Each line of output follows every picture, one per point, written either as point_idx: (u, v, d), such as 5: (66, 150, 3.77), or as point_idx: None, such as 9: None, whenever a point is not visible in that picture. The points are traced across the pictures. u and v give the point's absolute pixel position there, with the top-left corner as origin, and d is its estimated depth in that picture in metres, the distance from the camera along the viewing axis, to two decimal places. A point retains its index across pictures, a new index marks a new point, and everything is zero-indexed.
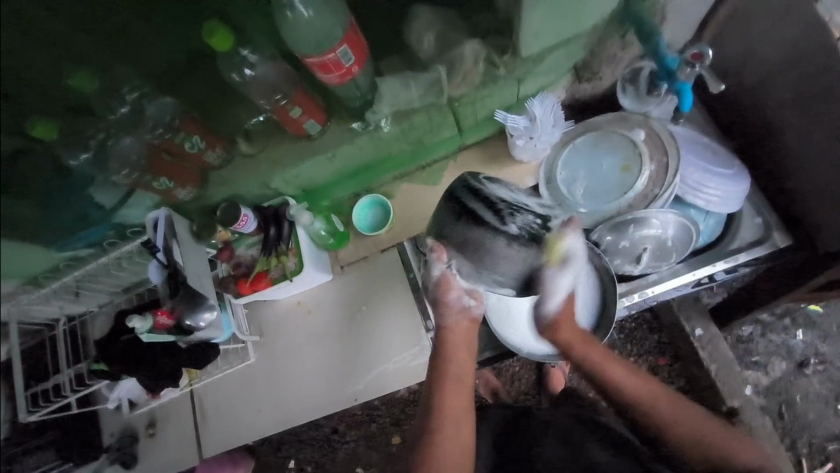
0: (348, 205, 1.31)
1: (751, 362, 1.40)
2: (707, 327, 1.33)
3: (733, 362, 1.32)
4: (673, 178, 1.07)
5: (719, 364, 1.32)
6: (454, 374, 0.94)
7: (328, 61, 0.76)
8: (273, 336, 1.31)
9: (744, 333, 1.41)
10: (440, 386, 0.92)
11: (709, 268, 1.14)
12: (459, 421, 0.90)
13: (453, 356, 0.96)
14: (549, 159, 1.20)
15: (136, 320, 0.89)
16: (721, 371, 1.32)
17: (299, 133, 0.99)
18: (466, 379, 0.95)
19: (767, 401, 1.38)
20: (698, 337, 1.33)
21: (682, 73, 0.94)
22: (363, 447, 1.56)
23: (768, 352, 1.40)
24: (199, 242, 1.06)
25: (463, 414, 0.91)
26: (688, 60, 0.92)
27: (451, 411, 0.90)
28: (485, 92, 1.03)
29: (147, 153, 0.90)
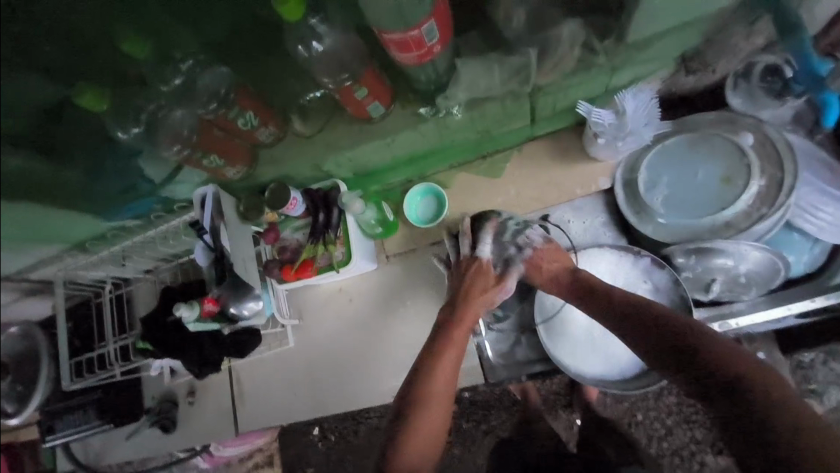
0: (399, 192, 1.22)
1: (807, 390, 1.17)
2: (771, 352, 1.13)
3: (793, 390, 1.13)
4: (787, 198, 0.92)
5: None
6: (449, 358, 0.92)
7: (411, 38, 0.64)
8: (312, 319, 1.27)
9: (805, 358, 1.18)
10: (424, 396, 0.88)
11: (806, 303, 0.98)
12: (439, 399, 0.88)
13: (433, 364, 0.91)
14: (629, 160, 1.07)
15: (183, 309, 0.86)
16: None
17: (360, 116, 0.89)
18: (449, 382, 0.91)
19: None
20: (759, 361, 1.12)
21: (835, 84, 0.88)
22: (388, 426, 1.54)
23: (830, 382, 1.17)
24: (244, 223, 1.02)
25: (445, 392, 0.90)
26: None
27: (433, 389, 0.88)
28: (574, 81, 0.89)
29: (199, 128, 0.83)
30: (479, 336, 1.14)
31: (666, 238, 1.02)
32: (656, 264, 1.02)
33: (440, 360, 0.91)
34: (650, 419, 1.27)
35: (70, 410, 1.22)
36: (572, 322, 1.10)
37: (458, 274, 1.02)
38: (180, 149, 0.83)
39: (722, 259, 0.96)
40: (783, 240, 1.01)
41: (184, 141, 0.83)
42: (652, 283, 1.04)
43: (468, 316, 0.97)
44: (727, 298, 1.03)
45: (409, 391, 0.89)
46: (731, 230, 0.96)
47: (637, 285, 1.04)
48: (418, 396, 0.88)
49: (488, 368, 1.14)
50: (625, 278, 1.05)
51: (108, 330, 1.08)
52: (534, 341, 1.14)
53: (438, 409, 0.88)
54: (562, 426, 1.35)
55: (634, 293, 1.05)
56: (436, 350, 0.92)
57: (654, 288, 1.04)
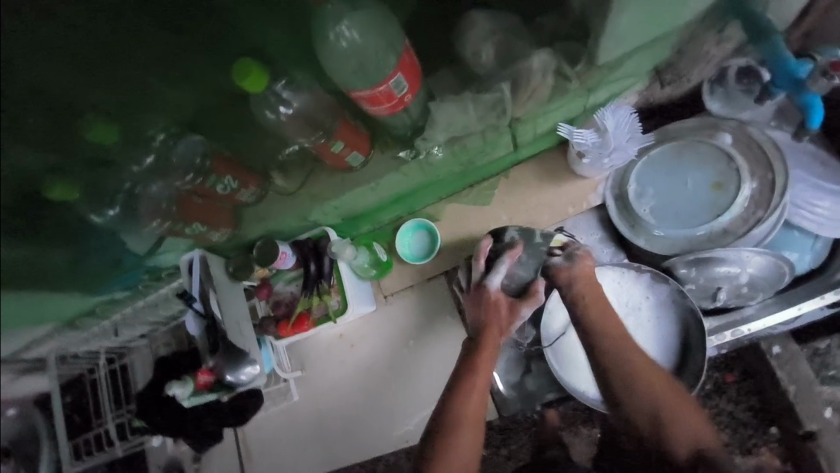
0: (389, 229, 1.18)
1: (828, 377, 1.08)
2: (786, 343, 1.06)
3: (814, 381, 1.04)
4: (782, 198, 0.91)
5: (800, 385, 1.03)
6: (482, 382, 0.90)
7: (380, 93, 0.65)
8: (317, 368, 1.22)
9: (821, 344, 1.08)
10: (459, 430, 0.85)
11: (816, 300, 0.96)
12: (473, 425, 0.86)
13: (470, 397, 0.88)
14: (617, 174, 1.04)
15: (176, 386, 0.84)
16: (802, 394, 1.03)
17: (340, 166, 0.89)
18: (481, 416, 0.88)
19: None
20: (775, 355, 1.05)
21: (815, 84, 0.82)
22: None
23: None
24: (235, 283, 0.99)
25: (477, 419, 0.87)
26: (827, 69, 0.80)
27: (466, 419, 0.86)
28: (551, 107, 0.89)
29: (176, 199, 0.81)
30: (488, 368, 1.11)
31: (666, 250, 1.00)
32: (658, 277, 0.99)
33: (464, 384, 0.89)
34: None
35: None
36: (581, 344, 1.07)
37: (480, 306, 0.97)
38: (162, 222, 0.81)
39: (724, 267, 0.94)
40: (784, 239, 0.99)
41: (165, 213, 0.81)
42: (657, 296, 1.02)
43: (495, 344, 0.93)
44: (735, 305, 0.99)
45: (441, 416, 0.87)
46: (730, 236, 0.95)
47: (643, 300, 1.02)
48: (450, 427, 0.85)
49: (501, 403, 1.10)
50: (629, 294, 1.03)
51: (107, 406, 1.04)
52: (544, 368, 1.11)
53: (474, 434, 0.86)
54: (583, 442, 1.17)
55: (640, 307, 1.03)
56: (464, 378, 0.90)
57: (658, 301, 1.02)
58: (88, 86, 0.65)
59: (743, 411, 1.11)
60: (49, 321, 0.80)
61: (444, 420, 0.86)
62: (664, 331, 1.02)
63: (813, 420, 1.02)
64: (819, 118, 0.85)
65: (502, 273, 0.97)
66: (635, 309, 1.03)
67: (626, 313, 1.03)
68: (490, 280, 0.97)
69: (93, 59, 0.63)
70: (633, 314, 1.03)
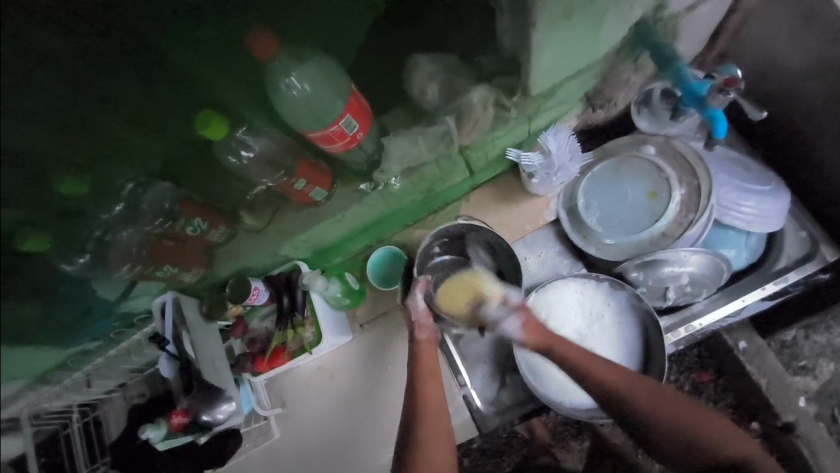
0: (361, 260, 1.23)
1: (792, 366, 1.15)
2: (751, 337, 1.15)
3: (784, 373, 1.13)
4: (709, 200, 1.01)
5: (770, 378, 1.12)
6: (429, 382, 0.94)
7: (332, 133, 0.74)
8: (298, 404, 1.21)
9: (787, 336, 1.20)
10: (421, 448, 0.87)
11: (759, 291, 1.06)
12: (438, 439, 0.88)
13: (423, 417, 0.90)
14: (567, 190, 1.13)
15: (149, 430, 0.85)
16: (773, 386, 1.12)
17: (306, 202, 0.95)
18: (444, 430, 0.90)
19: (818, 407, 1.18)
20: (742, 351, 1.14)
21: (714, 100, 0.88)
22: None
23: (818, 355, 1.19)
24: (209, 323, 1.01)
25: (435, 413, 0.91)
26: (722, 86, 0.86)
27: (429, 438, 0.88)
28: (496, 135, 0.98)
29: (148, 244, 0.87)
30: (465, 386, 1.13)
31: (616, 257, 1.08)
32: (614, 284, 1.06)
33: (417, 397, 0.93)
34: None
35: None
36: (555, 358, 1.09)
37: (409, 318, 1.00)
38: (132, 267, 0.86)
39: (668, 267, 1.02)
40: (719, 237, 1.08)
41: (134, 259, 0.85)
42: (617, 302, 1.08)
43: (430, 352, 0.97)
44: (685, 302, 1.06)
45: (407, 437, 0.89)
46: (669, 238, 1.04)
47: (606, 307, 1.08)
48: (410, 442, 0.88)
49: (480, 420, 1.12)
50: (593, 303, 1.09)
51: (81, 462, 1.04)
52: (519, 381, 1.15)
53: (439, 450, 0.87)
54: (574, 457, 1.25)
55: (603, 315, 1.09)
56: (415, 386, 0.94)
57: (620, 307, 1.08)
58: (53, 135, 0.68)
59: (723, 408, 1.22)
60: (18, 378, 0.78)
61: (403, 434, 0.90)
62: (627, 332, 1.08)
63: (788, 411, 1.10)
64: (723, 131, 0.92)
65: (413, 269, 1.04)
66: (598, 316, 1.09)
67: (590, 320, 1.09)
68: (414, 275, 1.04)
69: (57, 112, 0.66)
70: (597, 322, 1.09)
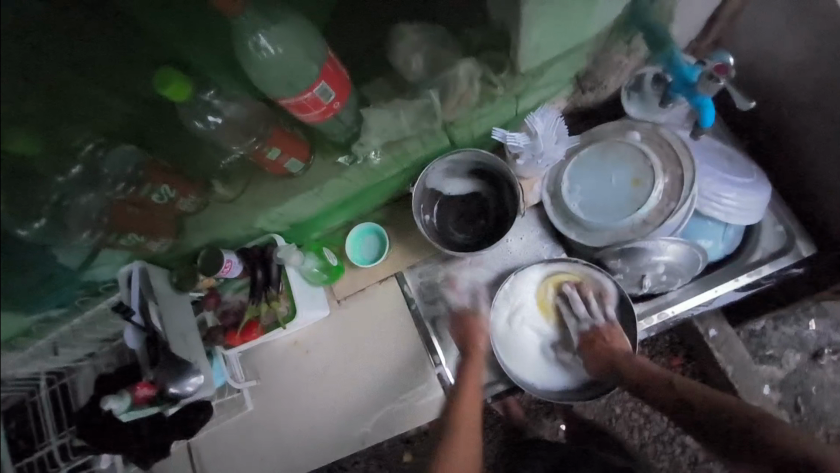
0: (340, 235, 1.21)
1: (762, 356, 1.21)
2: (722, 326, 1.17)
3: (749, 362, 1.16)
4: (690, 189, 1.00)
5: (736, 365, 1.15)
6: (468, 386, 1.03)
7: (306, 100, 0.68)
8: (272, 378, 1.21)
9: (756, 326, 1.25)
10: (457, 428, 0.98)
11: (732, 282, 1.07)
12: (468, 425, 0.99)
13: (466, 401, 1.01)
14: (552, 172, 1.11)
15: (112, 401, 0.82)
16: (739, 374, 1.16)
17: (280, 173, 0.91)
18: (475, 419, 0.99)
19: (781, 395, 1.21)
20: (712, 338, 1.17)
21: (703, 88, 0.86)
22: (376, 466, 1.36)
23: (783, 346, 1.24)
24: (181, 294, 0.98)
25: (472, 424, 0.99)
26: (712, 73, 0.84)
27: (462, 418, 0.99)
28: (482, 112, 0.95)
29: (110, 210, 0.82)
30: (439, 365, 1.14)
31: (596, 243, 1.06)
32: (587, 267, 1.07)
33: (456, 402, 1.01)
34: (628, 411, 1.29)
35: None
36: (523, 338, 1.11)
37: (456, 324, 1.14)
38: (93, 234, 0.82)
39: (647, 257, 1.02)
40: (698, 228, 1.08)
41: (95, 225, 0.81)
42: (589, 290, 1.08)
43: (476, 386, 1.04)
44: (660, 291, 1.08)
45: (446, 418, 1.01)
46: (649, 227, 1.02)
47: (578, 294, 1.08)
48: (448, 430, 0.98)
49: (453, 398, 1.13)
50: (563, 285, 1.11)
51: (52, 427, 1.03)
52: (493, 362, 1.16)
53: (468, 433, 0.97)
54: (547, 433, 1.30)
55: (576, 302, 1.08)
56: (454, 398, 1.02)
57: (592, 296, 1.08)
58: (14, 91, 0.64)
59: None
60: None
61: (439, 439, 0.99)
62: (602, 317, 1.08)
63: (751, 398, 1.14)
64: (710, 119, 0.91)
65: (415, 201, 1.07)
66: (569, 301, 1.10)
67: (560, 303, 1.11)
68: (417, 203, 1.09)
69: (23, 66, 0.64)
70: (567, 306, 1.10)
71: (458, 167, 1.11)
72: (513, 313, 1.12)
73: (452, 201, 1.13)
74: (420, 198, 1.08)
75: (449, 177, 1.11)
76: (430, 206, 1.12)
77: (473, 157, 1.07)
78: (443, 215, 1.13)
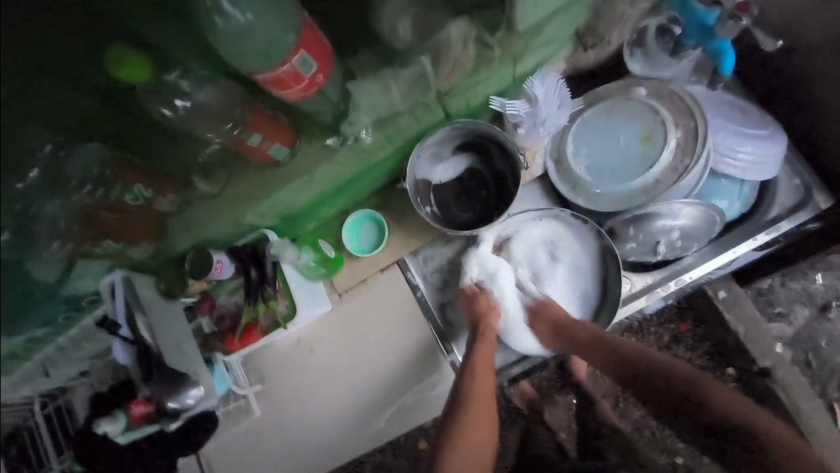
0: (335, 225, 1.14)
1: (773, 314, 1.18)
2: (731, 286, 1.13)
3: (762, 320, 1.12)
4: (706, 143, 0.93)
5: (749, 326, 1.12)
6: (477, 397, 0.89)
7: (284, 74, 0.61)
8: (277, 379, 1.16)
9: (764, 284, 1.19)
10: (467, 405, 0.89)
11: (750, 242, 1.02)
12: (480, 402, 0.90)
13: (475, 378, 0.91)
14: (555, 138, 1.04)
15: (105, 424, 0.79)
16: (751, 333, 1.12)
17: (264, 161, 0.83)
18: (490, 390, 0.91)
19: (793, 352, 1.17)
20: (722, 300, 1.13)
21: (723, 29, 0.82)
22: (391, 457, 1.32)
23: (793, 302, 1.18)
24: (171, 300, 0.91)
25: (486, 394, 0.91)
26: (731, 12, 0.79)
27: (474, 391, 0.90)
28: (479, 78, 0.87)
29: (80, 216, 0.75)
30: (452, 352, 1.10)
31: (607, 208, 1.00)
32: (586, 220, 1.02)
33: (466, 416, 0.88)
34: None
35: None
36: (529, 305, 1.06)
37: (467, 301, 1.01)
38: (65, 244, 0.74)
39: (659, 221, 0.96)
40: (713, 188, 1.03)
41: (63, 235, 0.73)
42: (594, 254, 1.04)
43: (488, 344, 0.95)
44: (675, 257, 1.02)
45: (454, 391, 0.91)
46: (662, 187, 0.96)
47: (583, 258, 1.05)
48: (459, 406, 0.89)
49: None
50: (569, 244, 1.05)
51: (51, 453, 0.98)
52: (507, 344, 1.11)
53: (480, 413, 0.89)
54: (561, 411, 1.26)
55: (580, 264, 1.05)
56: (460, 409, 0.89)
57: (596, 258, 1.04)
58: None
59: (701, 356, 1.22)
60: None
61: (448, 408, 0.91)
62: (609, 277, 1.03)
63: (765, 358, 1.11)
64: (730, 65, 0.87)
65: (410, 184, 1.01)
66: (571, 265, 1.05)
67: (565, 270, 1.06)
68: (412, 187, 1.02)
69: None
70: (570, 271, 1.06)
71: (445, 146, 1.05)
72: (513, 293, 1.06)
73: (443, 183, 1.08)
74: (413, 181, 1.02)
75: (437, 157, 1.06)
76: (421, 190, 1.06)
77: (459, 132, 1.02)
78: (437, 197, 1.07)
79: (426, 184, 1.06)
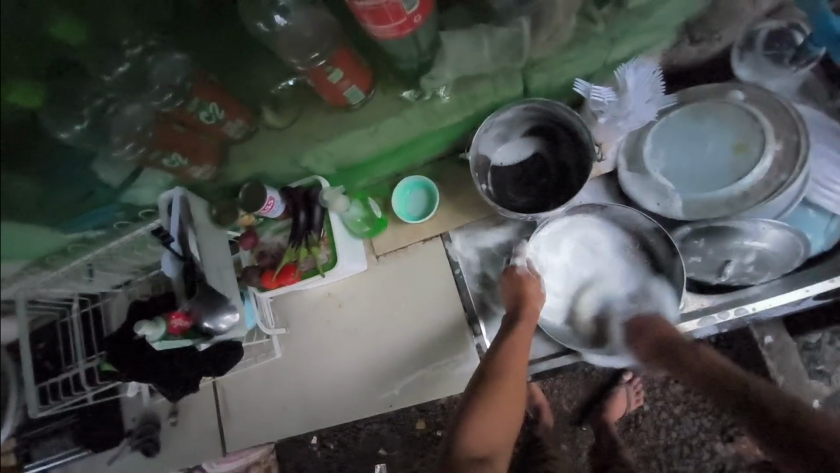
0: (385, 187, 1.13)
1: (815, 371, 1.08)
2: (778, 333, 1.07)
3: (804, 373, 1.06)
4: (806, 161, 0.85)
5: (788, 376, 1.06)
6: (514, 372, 0.86)
7: (387, 6, 0.59)
8: (301, 327, 1.17)
9: (811, 338, 1.09)
10: (497, 384, 0.85)
11: (825, 283, 0.93)
12: (511, 384, 0.86)
13: (509, 360, 0.87)
14: (635, 135, 0.97)
15: (146, 327, 0.77)
16: (789, 385, 1.06)
17: (338, 103, 0.82)
18: (520, 376, 0.87)
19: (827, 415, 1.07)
20: (767, 346, 1.07)
21: None
22: (387, 430, 1.29)
23: (839, 362, 1.07)
24: (221, 228, 0.92)
25: (517, 382, 0.86)
26: None
27: (506, 373, 0.86)
28: (570, 55, 0.83)
29: (155, 123, 0.76)
30: (479, 336, 1.07)
31: (683, 216, 0.93)
32: (649, 227, 0.95)
33: (499, 389, 0.84)
34: (657, 409, 1.17)
35: (45, 436, 1.15)
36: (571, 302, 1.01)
37: (510, 283, 0.97)
38: (136, 148, 0.75)
39: (738, 239, 0.89)
40: (799, 218, 0.94)
41: (140, 139, 0.75)
42: (643, 267, 0.99)
43: (528, 327, 0.92)
44: (739, 283, 0.96)
45: (483, 368, 0.88)
46: (751, 200, 0.89)
47: (632, 270, 1.00)
48: (488, 380, 0.86)
49: None
50: (622, 248, 1.00)
51: (81, 350, 1.01)
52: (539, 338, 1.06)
53: (508, 399, 0.84)
54: (564, 421, 1.21)
55: (627, 276, 1.00)
56: (494, 380, 0.85)
57: (644, 272, 0.99)
58: None
59: None
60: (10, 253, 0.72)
61: (475, 383, 0.86)
62: (662, 289, 0.97)
63: None
64: None
65: (472, 156, 0.97)
66: (618, 276, 1.00)
67: (610, 279, 1.01)
68: (474, 161, 0.99)
69: None
70: (615, 282, 1.00)
71: (514, 127, 1.02)
72: (558, 287, 1.01)
73: (504, 163, 1.04)
74: (474, 155, 0.98)
75: (503, 136, 1.02)
76: (482, 168, 1.02)
77: (533, 114, 0.98)
78: (496, 176, 1.03)
79: (486, 161, 1.03)
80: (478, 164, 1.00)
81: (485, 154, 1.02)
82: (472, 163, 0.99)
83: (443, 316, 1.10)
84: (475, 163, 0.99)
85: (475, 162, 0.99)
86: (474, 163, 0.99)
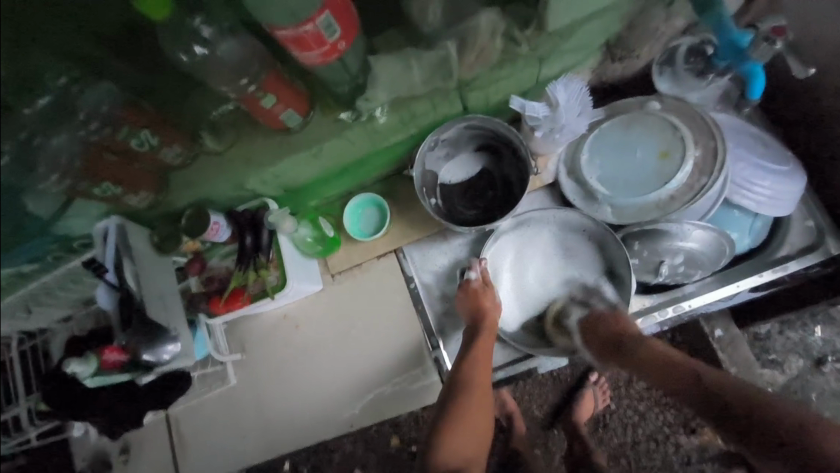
0: (338, 206, 1.14)
1: (768, 360, 1.14)
2: (728, 326, 1.12)
3: (756, 365, 1.11)
4: (724, 166, 0.92)
5: (740, 367, 1.10)
6: (479, 383, 0.87)
7: (306, 33, 0.62)
8: (257, 351, 1.14)
9: (761, 329, 1.16)
10: (464, 398, 0.84)
11: (754, 278, 0.99)
12: (477, 395, 0.86)
13: (476, 371, 0.88)
14: (572, 147, 1.03)
15: (74, 365, 0.76)
16: (742, 375, 1.10)
17: (276, 127, 0.83)
18: (486, 387, 0.87)
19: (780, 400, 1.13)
20: (717, 338, 1.12)
21: (755, 52, 0.83)
22: (363, 449, 1.28)
23: (789, 351, 1.14)
24: (163, 256, 0.90)
25: (484, 394, 0.87)
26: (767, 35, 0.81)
27: (471, 385, 0.86)
28: (500, 74, 0.88)
29: (84, 153, 0.73)
30: (437, 349, 1.08)
31: (616, 221, 0.99)
32: (596, 229, 1.01)
33: (466, 401, 0.84)
34: (623, 407, 1.20)
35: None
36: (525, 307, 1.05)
37: (467, 296, 0.98)
38: (63, 179, 0.73)
39: (668, 241, 0.94)
40: (725, 218, 1.01)
41: (66, 169, 0.72)
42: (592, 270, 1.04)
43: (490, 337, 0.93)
44: (674, 282, 1.01)
45: (451, 384, 0.87)
46: (676, 203, 0.94)
47: (582, 273, 1.04)
48: (456, 394, 0.85)
49: None
50: (568, 251, 1.05)
51: (20, 389, 0.96)
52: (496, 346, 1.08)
53: (477, 413, 0.84)
54: (536, 425, 1.23)
55: (578, 280, 1.04)
56: (461, 394, 0.85)
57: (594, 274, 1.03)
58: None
59: None
60: None
61: (442, 399, 0.86)
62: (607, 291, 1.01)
63: None
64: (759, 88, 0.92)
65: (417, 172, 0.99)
66: (574, 280, 1.04)
67: (567, 284, 1.04)
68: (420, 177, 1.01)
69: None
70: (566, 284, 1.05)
71: (457, 143, 1.05)
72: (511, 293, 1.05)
73: (451, 178, 1.06)
74: (420, 172, 1.00)
75: (448, 153, 1.05)
76: (429, 184, 1.04)
77: (473, 132, 1.01)
78: (445, 191, 1.06)
79: (433, 177, 1.05)
80: (424, 181, 1.03)
81: (431, 170, 1.05)
82: (418, 180, 1.01)
83: (399, 331, 1.10)
84: (421, 179, 1.02)
85: (420, 179, 1.01)
86: (420, 180, 1.01)
